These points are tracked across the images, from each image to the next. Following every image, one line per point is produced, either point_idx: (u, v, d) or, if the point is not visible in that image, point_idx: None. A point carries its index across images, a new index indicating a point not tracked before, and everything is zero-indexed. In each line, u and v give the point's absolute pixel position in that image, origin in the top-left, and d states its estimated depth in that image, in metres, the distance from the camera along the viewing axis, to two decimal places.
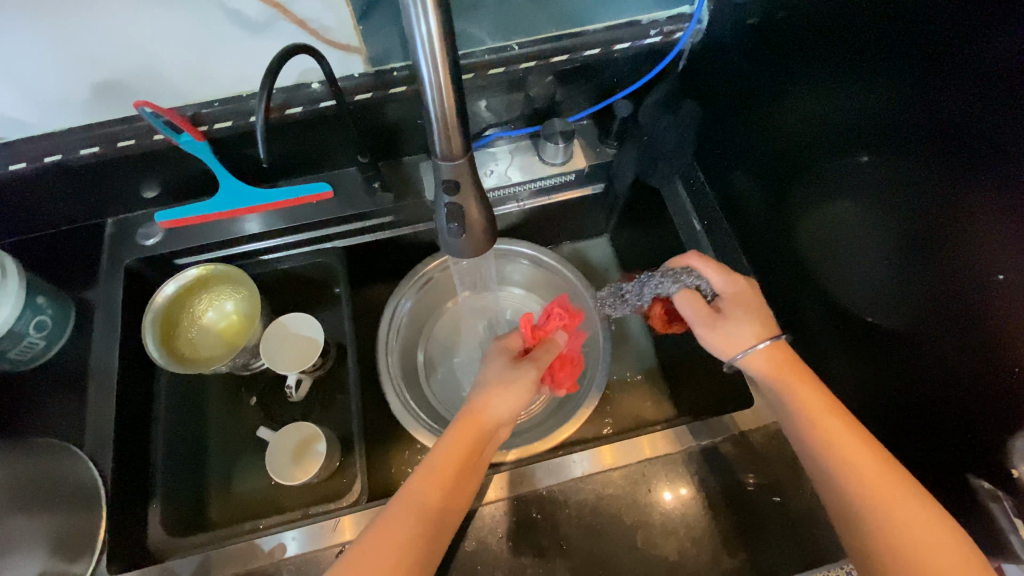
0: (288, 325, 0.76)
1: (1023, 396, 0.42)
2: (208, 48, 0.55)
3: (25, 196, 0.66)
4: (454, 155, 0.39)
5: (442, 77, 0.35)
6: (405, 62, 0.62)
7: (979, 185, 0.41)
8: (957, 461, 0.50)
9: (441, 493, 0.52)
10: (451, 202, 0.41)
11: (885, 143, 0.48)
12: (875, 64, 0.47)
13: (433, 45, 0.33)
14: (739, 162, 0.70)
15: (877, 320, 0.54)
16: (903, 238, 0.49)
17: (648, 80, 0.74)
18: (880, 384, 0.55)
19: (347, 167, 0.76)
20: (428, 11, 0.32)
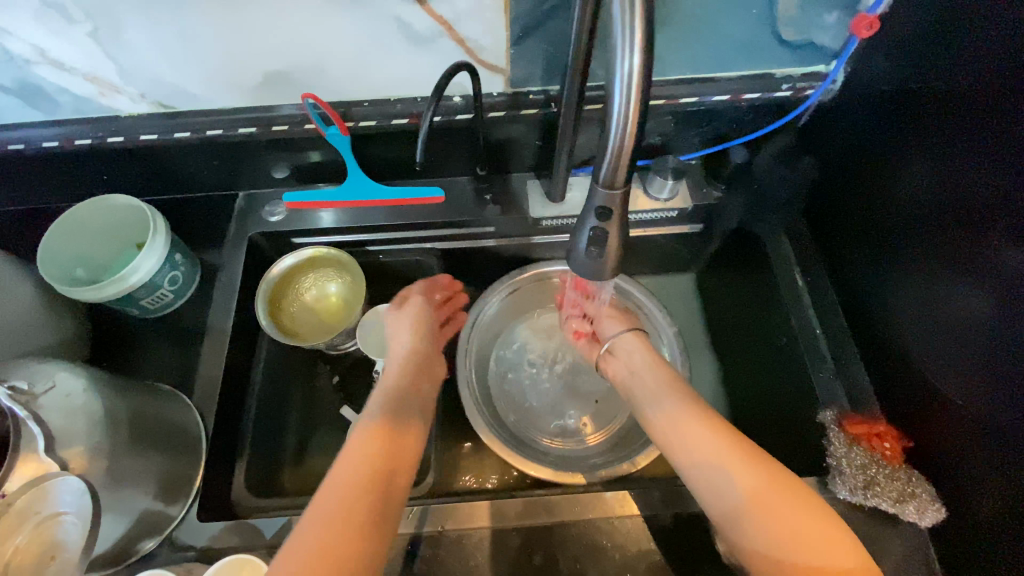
0: (384, 314, 0.81)
1: None
2: (374, 53, 0.60)
3: (181, 161, 0.72)
4: (615, 184, 0.40)
5: (630, 112, 0.36)
6: (542, 87, 0.66)
7: None
8: None
9: (366, 460, 0.52)
10: (598, 227, 0.43)
11: (997, 226, 0.51)
12: (1002, 150, 0.49)
13: (632, 82, 0.35)
14: (850, 225, 0.70)
15: (961, 400, 0.55)
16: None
17: (767, 132, 0.75)
18: (955, 463, 0.56)
19: (459, 176, 0.80)
20: (634, 51, 0.34)
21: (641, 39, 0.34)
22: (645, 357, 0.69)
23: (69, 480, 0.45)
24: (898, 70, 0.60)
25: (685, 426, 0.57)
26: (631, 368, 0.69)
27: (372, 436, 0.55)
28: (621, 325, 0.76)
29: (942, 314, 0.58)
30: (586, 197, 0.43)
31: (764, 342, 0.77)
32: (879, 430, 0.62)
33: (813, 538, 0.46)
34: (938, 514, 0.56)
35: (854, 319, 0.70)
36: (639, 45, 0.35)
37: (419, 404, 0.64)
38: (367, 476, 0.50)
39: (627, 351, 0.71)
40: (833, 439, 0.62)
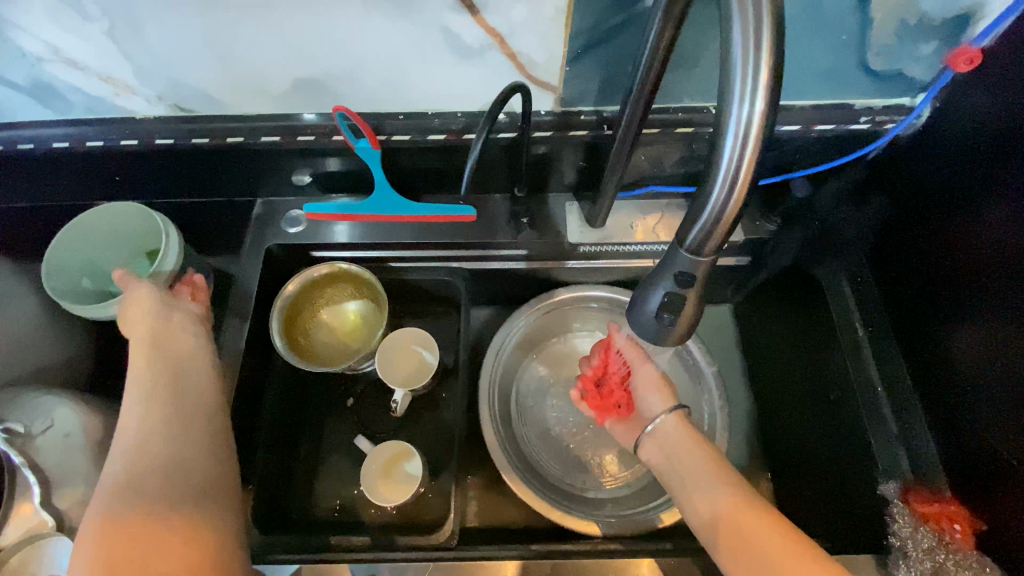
0: (405, 338, 0.76)
1: None
2: (415, 64, 0.54)
3: (197, 165, 0.67)
4: (705, 249, 0.35)
5: (744, 164, 0.31)
6: (596, 107, 0.60)
7: None
8: None
9: (156, 493, 0.46)
10: (677, 291, 0.37)
11: None
12: None
13: (750, 132, 0.31)
14: (915, 273, 0.64)
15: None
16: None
17: (834, 165, 0.69)
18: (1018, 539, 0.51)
19: (493, 194, 0.74)
20: (759, 97, 0.30)
21: (765, 82, 0.30)
22: (680, 435, 0.59)
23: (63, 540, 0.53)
24: (992, 104, 0.53)
25: (687, 464, 0.57)
26: (671, 459, 0.58)
27: (134, 475, 0.46)
28: (664, 399, 0.62)
29: (1010, 364, 0.53)
30: (664, 258, 0.38)
31: (814, 391, 0.71)
32: (949, 510, 0.56)
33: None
34: None
35: (919, 378, 0.63)
36: (763, 91, 0.30)
37: (214, 408, 0.55)
38: (131, 506, 0.44)
39: (666, 437, 0.60)
40: (899, 519, 0.56)
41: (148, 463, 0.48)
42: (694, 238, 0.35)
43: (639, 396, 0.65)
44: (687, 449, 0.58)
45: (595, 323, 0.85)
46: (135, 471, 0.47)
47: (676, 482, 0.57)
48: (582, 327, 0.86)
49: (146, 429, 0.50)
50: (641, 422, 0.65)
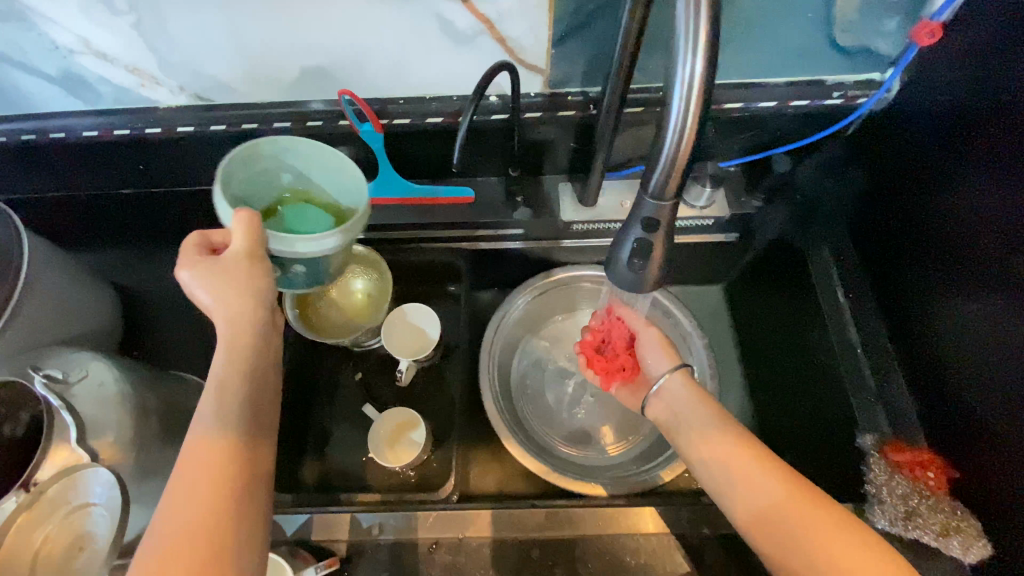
0: (408, 314, 0.79)
1: None
2: (413, 51, 0.59)
3: (215, 153, 0.72)
4: (665, 195, 0.39)
5: (688, 119, 0.35)
6: (582, 88, 0.64)
7: None
8: None
9: (226, 453, 0.41)
10: (642, 238, 0.41)
11: None
12: None
13: (695, 86, 0.34)
14: (895, 240, 0.67)
15: (1003, 413, 0.53)
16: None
17: (813, 140, 0.72)
18: (989, 489, 0.54)
19: (490, 176, 0.79)
20: (698, 55, 0.33)
21: (706, 41, 0.34)
22: (688, 394, 0.62)
23: (101, 472, 0.47)
24: (960, 79, 0.57)
25: (699, 432, 0.57)
26: (678, 415, 0.61)
27: (211, 423, 0.41)
28: (668, 359, 0.67)
29: (994, 326, 0.55)
30: (631, 207, 0.42)
31: (799, 358, 0.74)
32: (923, 458, 0.60)
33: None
34: (985, 551, 0.53)
35: (898, 340, 0.66)
36: (704, 48, 0.34)
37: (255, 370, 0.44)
38: (222, 468, 0.40)
39: (673, 395, 0.63)
40: (872, 471, 0.60)
41: (238, 424, 0.42)
42: (658, 184, 0.39)
43: (645, 356, 0.70)
44: (697, 405, 0.60)
45: (590, 301, 0.89)
46: (214, 410, 0.42)
47: (685, 438, 0.58)
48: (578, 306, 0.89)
49: (227, 360, 0.43)
50: (646, 382, 0.72)
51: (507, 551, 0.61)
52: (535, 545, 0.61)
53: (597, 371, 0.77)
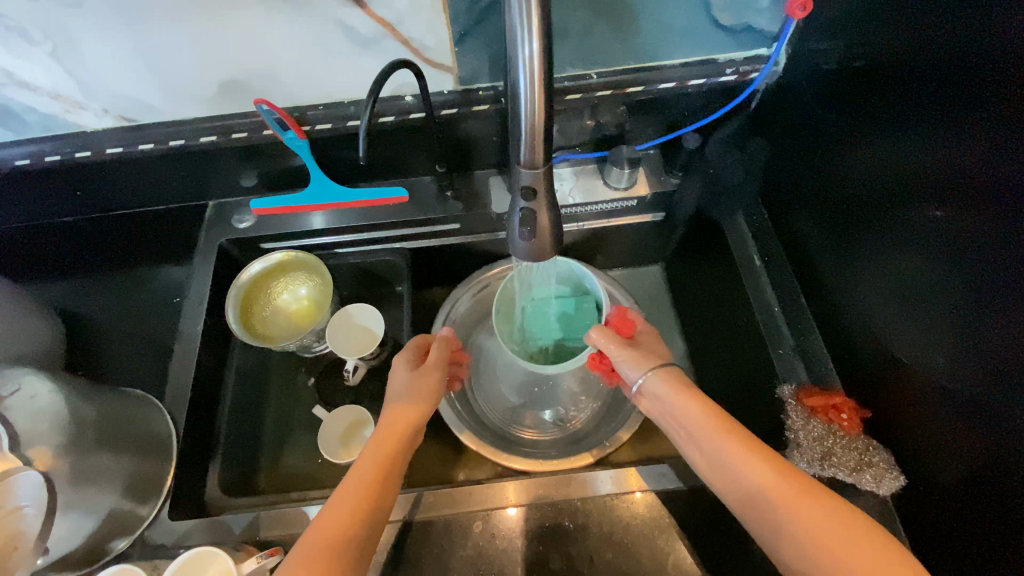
0: (354, 315, 0.82)
1: (1016, 422, 0.45)
2: (325, 58, 0.62)
3: (149, 174, 0.74)
4: (535, 164, 0.44)
5: (535, 94, 0.40)
6: (491, 83, 0.68)
7: (999, 215, 0.45)
8: (996, 513, 0.48)
9: (393, 477, 0.56)
10: (525, 207, 0.45)
11: (938, 192, 0.51)
12: (927, 108, 0.51)
13: (534, 65, 0.39)
14: (803, 203, 0.72)
15: (904, 351, 0.57)
16: (991, 292, 0.46)
17: (718, 117, 0.77)
18: (901, 423, 0.58)
19: (423, 177, 0.81)
20: (532, 36, 0.38)
21: (537, 25, 0.38)
22: (671, 390, 0.59)
23: (29, 475, 0.51)
24: (837, 48, 0.62)
25: (694, 420, 0.55)
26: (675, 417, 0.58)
27: (391, 439, 0.58)
28: (639, 361, 0.64)
29: (893, 275, 0.58)
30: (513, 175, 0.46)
31: (729, 326, 0.78)
32: (836, 402, 0.64)
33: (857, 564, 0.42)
34: (896, 482, 0.58)
35: (812, 295, 0.71)
36: (538, 31, 0.38)
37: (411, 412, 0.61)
38: (386, 477, 0.55)
39: (656, 395, 0.60)
40: (788, 416, 0.65)
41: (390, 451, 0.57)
42: (527, 156, 0.43)
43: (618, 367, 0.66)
44: (681, 402, 0.57)
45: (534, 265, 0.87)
46: (393, 428, 0.59)
47: (680, 433, 0.58)
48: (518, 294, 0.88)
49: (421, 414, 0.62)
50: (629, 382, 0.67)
51: (450, 527, 0.62)
52: (481, 517, 0.62)
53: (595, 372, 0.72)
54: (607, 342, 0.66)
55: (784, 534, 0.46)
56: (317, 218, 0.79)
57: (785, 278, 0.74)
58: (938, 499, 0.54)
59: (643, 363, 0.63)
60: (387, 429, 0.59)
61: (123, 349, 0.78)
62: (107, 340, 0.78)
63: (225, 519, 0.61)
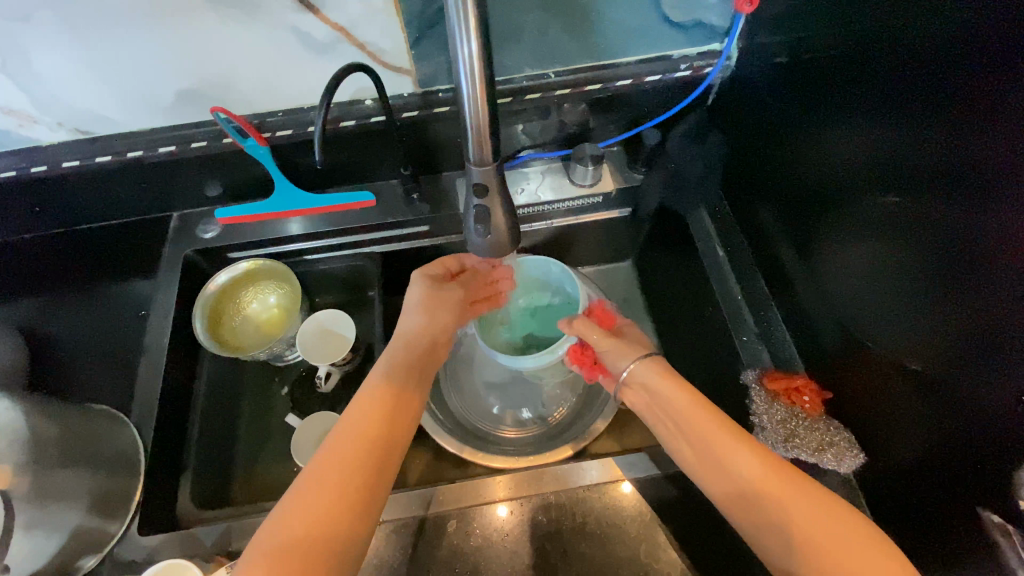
0: (324, 322, 0.82)
1: (965, 397, 0.46)
2: (281, 65, 0.63)
3: (108, 187, 0.73)
4: (484, 160, 0.45)
5: (477, 93, 0.41)
6: (450, 85, 0.68)
7: (938, 199, 0.47)
8: (952, 485, 0.49)
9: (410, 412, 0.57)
10: (479, 204, 0.46)
11: (884, 180, 0.53)
12: (867, 98, 0.53)
13: (473, 65, 0.40)
14: (761, 193, 0.73)
15: (864, 334, 0.58)
16: (933, 270, 0.48)
17: (677, 112, 0.79)
18: (862, 403, 0.59)
19: (389, 180, 0.81)
20: (470, 36, 0.39)
21: (474, 26, 0.38)
22: (659, 379, 0.57)
23: None
24: (784, 41, 0.64)
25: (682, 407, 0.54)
26: (663, 407, 0.57)
27: (397, 375, 0.59)
28: (628, 352, 0.62)
29: (849, 260, 0.59)
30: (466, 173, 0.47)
31: (697, 316, 0.80)
32: (798, 384, 0.66)
33: (825, 538, 0.44)
34: (856, 460, 0.60)
35: (774, 283, 0.73)
36: (475, 31, 0.39)
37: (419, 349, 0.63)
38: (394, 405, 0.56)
39: (645, 385, 0.59)
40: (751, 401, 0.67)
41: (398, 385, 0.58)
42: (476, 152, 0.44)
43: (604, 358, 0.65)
44: (665, 390, 0.56)
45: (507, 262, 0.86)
46: (397, 367, 0.59)
47: (665, 423, 0.57)
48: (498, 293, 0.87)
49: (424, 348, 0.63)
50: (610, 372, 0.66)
51: (425, 527, 0.62)
52: (455, 516, 0.62)
53: (574, 365, 0.74)
54: (589, 329, 0.66)
55: (783, 533, 0.46)
56: (283, 225, 0.79)
57: (747, 268, 0.76)
58: (897, 474, 0.55)
59: (630, 354, 0.62)
60: (391, 368, 0.59)
61: (88, 366, 0.76)
62: (73, 357, 0.77)
63: (196, 532, 0.61)
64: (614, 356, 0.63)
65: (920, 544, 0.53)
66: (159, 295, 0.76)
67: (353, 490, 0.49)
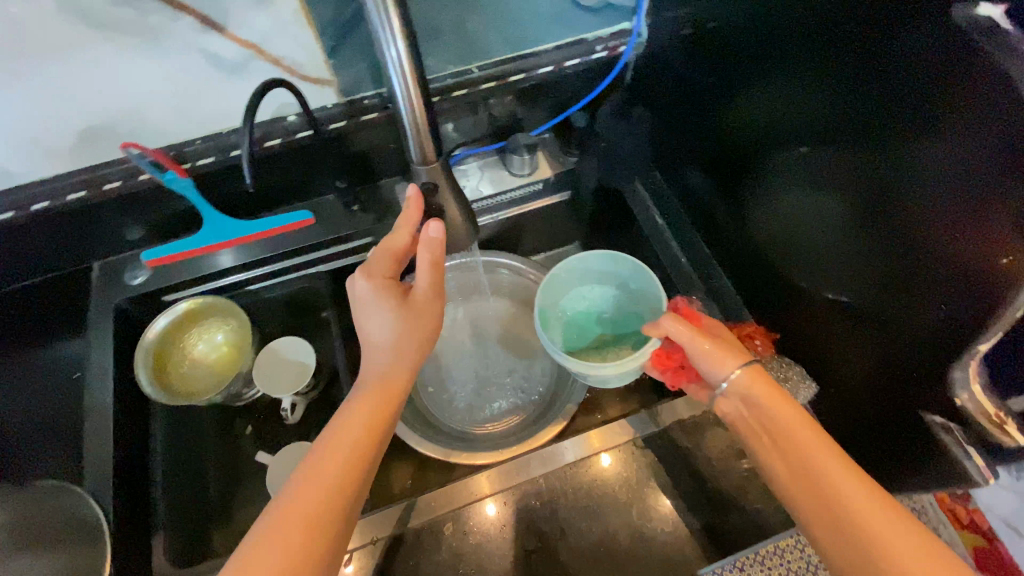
0: (280, 350, 0.79)
1: (900, 316, 0.51)
2: (193, 90, 0.60)
3: (14, 247, 0.67)
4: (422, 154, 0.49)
5: (410, 91, 0.43)
6: (375, 91, 0.67)
7: (848, 141, 0.51)
8: (902, 399, 0.54)
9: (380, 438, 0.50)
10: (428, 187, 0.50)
11: (799, 132, 0.57)
12: (772, 58, 0.57)
13: (403, 67, 0.42)
14: (690, 159, 0.77)
15: (800, 278, 0.63)
16: (855, 205, 0.53)
17: (600, 92, 0.82)
18: (812, 339, 0.64)
19: (326, 196, 0.79)
20: (396, 38, 0.41)
21: (398, 30, 0.40)
22: (764, 389, 0.49)
23: None
24: (688, 13, 0.67)
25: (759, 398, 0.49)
26: (756, 414, 0.50)
27: (371, 403, 0.50)
28: (725, 359, 0.53)
29: (778, 211, 0.63)
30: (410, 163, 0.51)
31: (649, 284, 0.83)
32: (748, 331, 0.71)
33: (873, 521, 0.41)
34: (811, 390, 0.65)
35: (713, 242, 0.77)
36: (399, 34, 0.41)
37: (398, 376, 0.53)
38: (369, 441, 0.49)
39: (741, 393, 0.51)
40: None
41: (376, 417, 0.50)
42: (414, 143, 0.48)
43: (696, 364, 0.55)
44: (750, 385, 0.50)
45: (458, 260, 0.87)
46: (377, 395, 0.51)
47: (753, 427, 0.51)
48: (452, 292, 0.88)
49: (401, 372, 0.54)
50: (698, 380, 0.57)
51: (422, 536, 0.62)
52: (450, 519, 0.62)
53: (656, 370, 0.67)
54: (678, 326, 0.55)
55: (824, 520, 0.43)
56: (217, 258, 0.75)
57: (686, 232, 0.80)
58: (852, 395, 0.60)
59: (728, 359, 0.53)
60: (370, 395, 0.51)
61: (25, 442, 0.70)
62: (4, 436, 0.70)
63: None
64: (715, 366, 0.53)
65: (882, 453, 0.58)
66: (93, 353, 0.70)
67: (324, 538, 0.44)
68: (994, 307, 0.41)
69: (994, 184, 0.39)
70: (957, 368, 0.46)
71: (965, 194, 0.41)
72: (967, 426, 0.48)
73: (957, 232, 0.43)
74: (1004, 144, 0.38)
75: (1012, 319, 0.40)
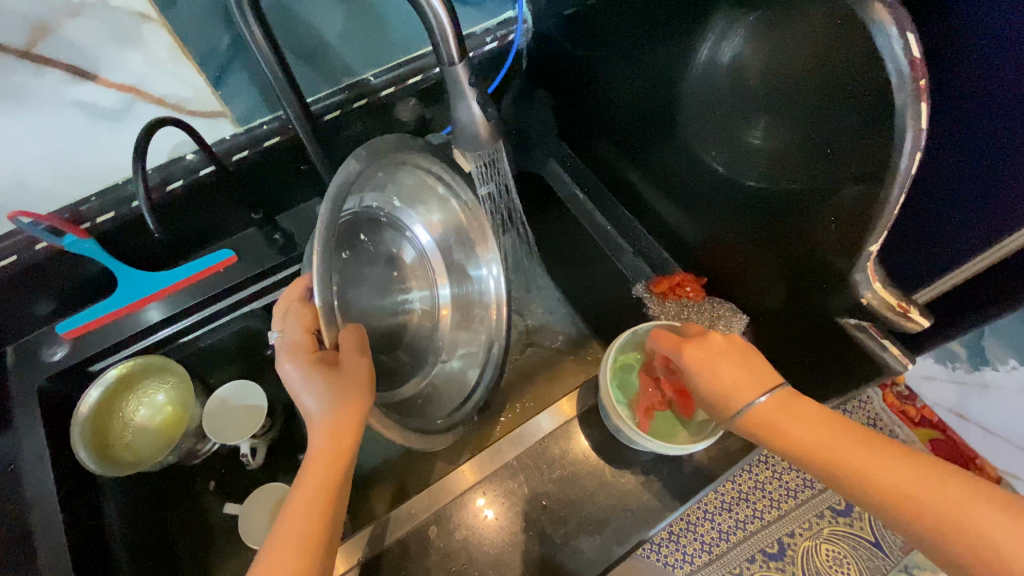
0: (227, 398, 0.76)
1: (809, 235, 0.54)
2: (76, 144, 0.57)
3: None
4: (453, 59, 0.50)
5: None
6: (272, 114, 0.67)
7: (724, 82, 0.55)
8: (828, 311, 0.57)
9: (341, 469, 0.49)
10: (465, 96, 0.53)
11: (681, 83, 0.60)
12: (646, 18, 0.60)
13: None
14: (595, 133, 0.80)
15: (714, 223, 0.67)
16: (745, 140, 0.56)
17: (501, 82, 0.84)
18: (735, 272, 0.69)
19: (246, 231, 0.77)
20: None
21: None
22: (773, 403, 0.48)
23: None
24: None
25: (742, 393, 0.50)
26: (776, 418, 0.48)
27: (335, 427, 0.49)
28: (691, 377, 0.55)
29: (681, 165, 0.67)
30: (450, 82, 0.52)
31: (583, 256, 0.86)
32: (678, 280, 0.75)
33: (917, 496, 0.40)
34: (743, 320, 0.71)
35: (631, 206, 0.81)
36: None
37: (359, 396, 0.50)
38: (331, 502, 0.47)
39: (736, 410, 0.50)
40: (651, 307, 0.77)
41: (336, 465, 0.48)
42: (447, 53, 0.49)
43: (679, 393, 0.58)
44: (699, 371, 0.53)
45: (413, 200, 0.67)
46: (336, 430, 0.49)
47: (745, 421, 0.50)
48: (414, 276, 0.68)
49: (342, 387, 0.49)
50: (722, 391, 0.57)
51: (407, 544, 0.61)
52: (433, 521, 0.62)
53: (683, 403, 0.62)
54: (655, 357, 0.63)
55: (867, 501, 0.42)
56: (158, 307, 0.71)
57: (606, 200, 0.84)
58: (777, 316, 0.66)
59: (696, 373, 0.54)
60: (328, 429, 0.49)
61: None
62: None
63: None
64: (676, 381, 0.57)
65: (813, 365, 0.64)
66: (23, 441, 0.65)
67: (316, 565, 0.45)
68: (876, 210, 0.45)
69: (858, 99, 0.43)
70: (857, 272, 0.50)
71: (839, 104, 0.45)
72: (876, 320, 0.53)
73: (842, 144, 0.46)
74: (858, 63, 0.41)
75: (891, 218, 0.44)
